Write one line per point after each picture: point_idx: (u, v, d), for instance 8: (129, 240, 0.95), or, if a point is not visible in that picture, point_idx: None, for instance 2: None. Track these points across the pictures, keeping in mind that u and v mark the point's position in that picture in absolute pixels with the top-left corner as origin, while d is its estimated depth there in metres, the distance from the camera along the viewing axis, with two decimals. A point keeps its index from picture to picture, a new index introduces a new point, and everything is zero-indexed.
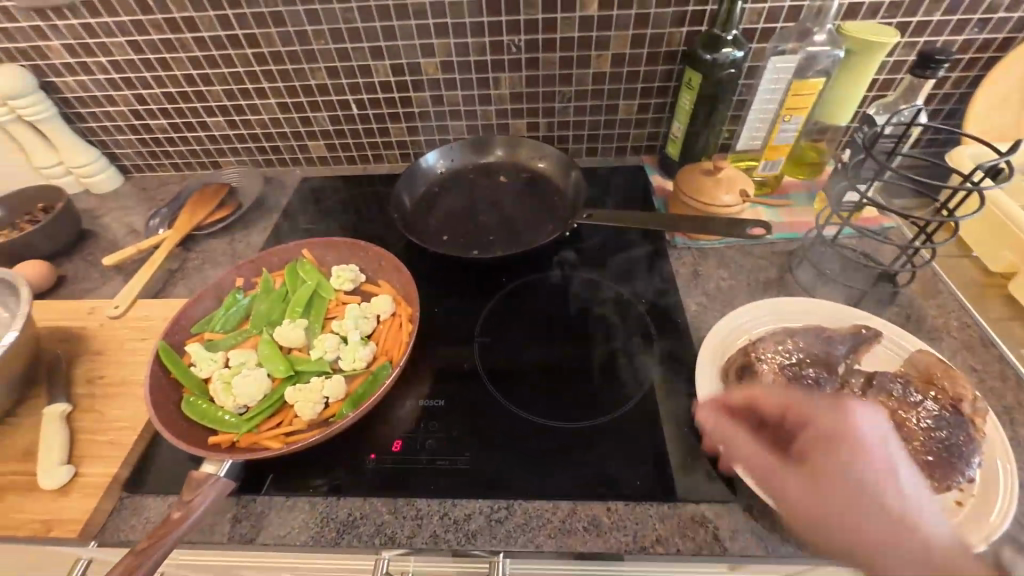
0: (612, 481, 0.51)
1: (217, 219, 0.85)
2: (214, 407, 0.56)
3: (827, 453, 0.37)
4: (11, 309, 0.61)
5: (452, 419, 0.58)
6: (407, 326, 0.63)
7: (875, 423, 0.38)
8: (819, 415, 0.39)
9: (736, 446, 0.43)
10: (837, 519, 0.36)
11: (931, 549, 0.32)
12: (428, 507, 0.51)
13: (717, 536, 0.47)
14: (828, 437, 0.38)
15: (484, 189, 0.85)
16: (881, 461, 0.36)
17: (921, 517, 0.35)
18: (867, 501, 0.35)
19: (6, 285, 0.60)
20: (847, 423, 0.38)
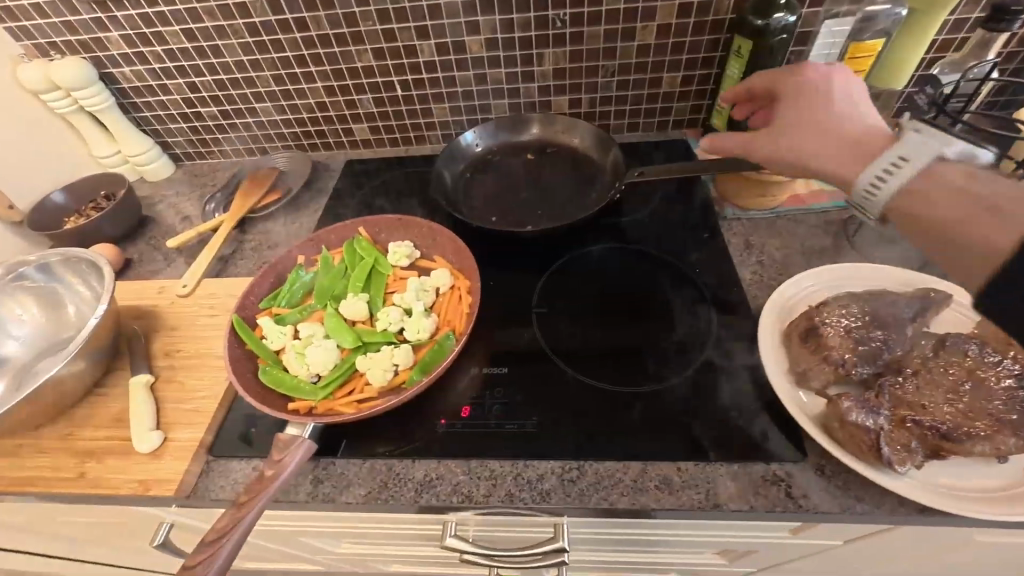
0: (681, 443, 0.52)
1: (267, 202, 0.88)
2: (289, 375, 0.59)
3: (778, 110, 0.50)
4: (92, 288, 0.64)
5: (515, 386, 0.59)
6: (467, 297, 0.64)
7: (824, 70, 0.49)
8: (791, 80, 0.49)
9: (725, 144, 0.54)
10: (800, 126, 0.46)
11: (861, 133, 0.44)
12: (501, 468, 0.52)
13: (790, 493, 0.48)
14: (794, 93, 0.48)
15: (525, 168, 0.86)
16: (835, 91, 0.47)
17: (863, 121, 0.45)
18: (807, 111, 0.47)
19: (87, 264, 0.63)
20: (800, 76, 0.49)
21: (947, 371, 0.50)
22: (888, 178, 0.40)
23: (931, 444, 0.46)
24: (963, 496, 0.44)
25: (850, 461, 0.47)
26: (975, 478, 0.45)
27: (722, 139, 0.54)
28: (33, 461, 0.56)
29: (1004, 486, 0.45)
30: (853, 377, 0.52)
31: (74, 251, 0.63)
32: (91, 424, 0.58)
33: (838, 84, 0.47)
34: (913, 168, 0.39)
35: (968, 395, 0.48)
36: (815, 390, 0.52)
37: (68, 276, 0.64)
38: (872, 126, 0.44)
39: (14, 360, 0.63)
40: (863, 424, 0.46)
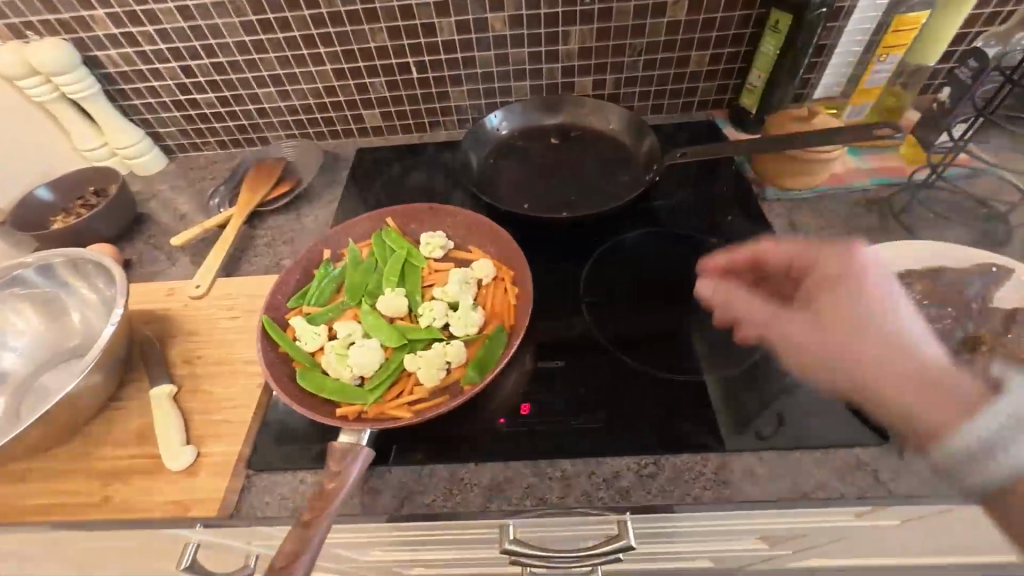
0: (758, 432, 0.50)
1: (279, 194, 0.81)
2: (331, 379, 0.54)
3: (824, 291, 0.47)
4: (97, 294, 0.58)
5: (575, 380, 0.56)
6: (514, 289, 0.60)
7: (873, 265, 0.48)
8: (831, 262, 0.48)
9: (737, 302, 0.54)
10: (858, 334, 0.43)
11: (934, 372, 0.40)
12: (574, 467, 0.49)
13: (879, 478, 0.46)
14: (833, 273, 0.47)
15: (553, 153, 0.82)
16: (882, 288, 0.46)
17: (925, 351, 0.42)
18: (846, 307, 0.45)
19: (91, 267, 0.57)
20: (851, 262, 0.47)
21: None
22: (972, 456, 0.38)
23: None
24: None
25: None
26: None
27: (744, 311, 0.52)
28: (49, 486, 0.50)
29: None
30: None
31: (74, 253, 0.56)
32: (112, 442, 0.53)
33: (872, 276, 0.46)
34: (1013, 458, 0.37)
35: None
36: None
37: (69, 282, 0.58)
38: (943, 366, 0.41)
39: (13, 374, 0.56)
40: None
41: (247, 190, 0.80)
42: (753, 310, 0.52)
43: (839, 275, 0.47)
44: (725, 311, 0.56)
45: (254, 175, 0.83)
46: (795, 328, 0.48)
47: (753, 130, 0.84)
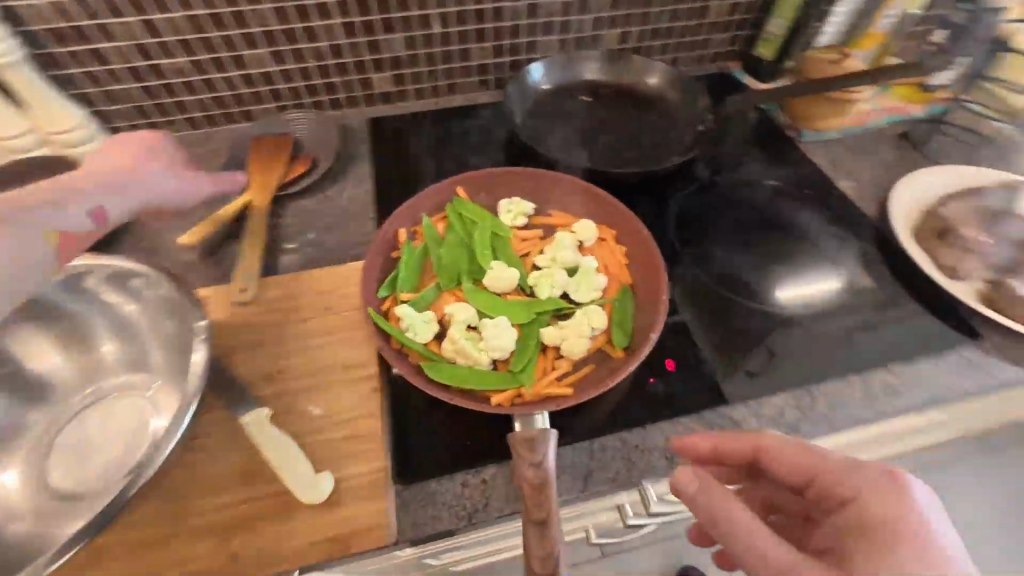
0: (882, 351, 0.55)
1: (297, 176, 0.69)
2: (464, 367, 0.48)
3: (858, 537, 0.34)
4: (144, 309, 0.48)
5: (706, 330, 0.55)
6: (621, 248, 0.58)
7: (928, 506, 0.35)
8: (871, 498, 0.35)
9: (750, 527, 0.33)
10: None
11: None
12: (739, 413, 0.50)
13: (987, 370, 0.54)
14: (892, 510, 0.34)
15: (597, 110, 0.78)
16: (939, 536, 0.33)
17: None
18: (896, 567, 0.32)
19: (134, 278, 0.47)
20: (897, 503, 0.35)
21: None
22: None
23: None
24: None
25: None
26: None
27: (743, 524, 0.34)
28: (152, 558, 0.40)
29: None
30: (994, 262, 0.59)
31: (105, 265, 0.46)
32: (215, 490, 0.43)
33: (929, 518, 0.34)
34: None
35: None
36: (968, 278, 0.58)
37: (106, 299, 0.48)
38: None
39: (87, 430, 0.46)
40: None
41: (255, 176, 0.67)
42: (740, 515, 0.34)
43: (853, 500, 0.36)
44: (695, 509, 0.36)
45: (258, 158, 0.69)
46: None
47: (768, 78, 0.87)
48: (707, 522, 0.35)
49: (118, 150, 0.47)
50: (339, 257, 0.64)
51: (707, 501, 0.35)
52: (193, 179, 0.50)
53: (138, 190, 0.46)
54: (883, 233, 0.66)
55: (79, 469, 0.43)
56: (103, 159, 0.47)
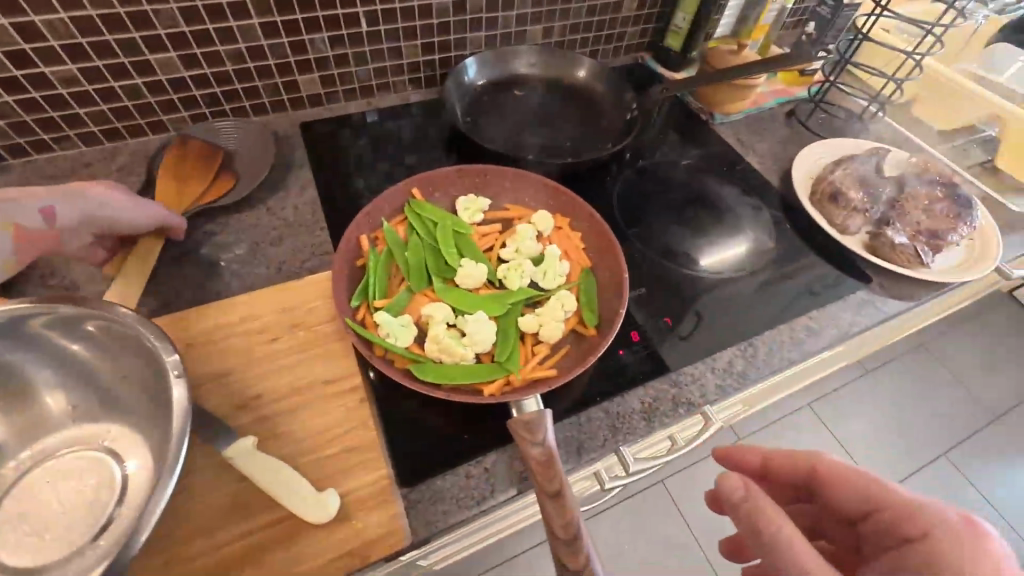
0: (802, 301, 0.64)
1: (215, 196, 0.63)
2: (451, 364, 0.49)
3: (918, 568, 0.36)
4: (96, 345, 0.43)
5: (661, 301, 0.62)
6: (577, 234, 0.61)
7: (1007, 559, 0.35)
8: (946, 541, 0.37)
9: (791, 541, 0.36)
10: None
11: None
12: (697, 369, 0.57)
13: (879, 306, 0.65)
14: (965, 552, 0.36)
15: (532, 103, 0.82)
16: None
17: None
18: None
19: (87, 322, 0.41)
20: (973, 549, 0.36)
21: (918, 197, 0.71)
22: None
23: (933, 242, 0.67)
24: (958, 268, 0.67)
25: (904, 271, 0.66)
26: (953, 255, 0.69)
27: (788, 544, 0.36)
28: None
29: (966, 258, 0.69)
30: (873, 217, 0.70)
31: (50, 312, 0.40)
32: (210, 529, 0.41)
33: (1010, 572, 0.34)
34: None
35: (936, 207, 0.70)
36: (854, 233, 0.70)
37: (45, 338, 0.42)
38: None
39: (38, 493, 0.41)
40: (904, 243, 0.66)
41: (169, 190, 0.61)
42: (784, 531, 0.36)
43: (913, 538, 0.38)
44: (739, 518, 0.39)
45: (176, 163, 0.63)
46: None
47: (678, 68, 0.95)
48: (750, 532, 0.38)
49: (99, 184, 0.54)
50: (293, 271, 0.61)
51: (751, 508, 0.38)
52: (150, 208, 0.55)
53: (90, 200, 0.52)
54: (788, 200, 0.76)
55: (55, 539, 0.38)
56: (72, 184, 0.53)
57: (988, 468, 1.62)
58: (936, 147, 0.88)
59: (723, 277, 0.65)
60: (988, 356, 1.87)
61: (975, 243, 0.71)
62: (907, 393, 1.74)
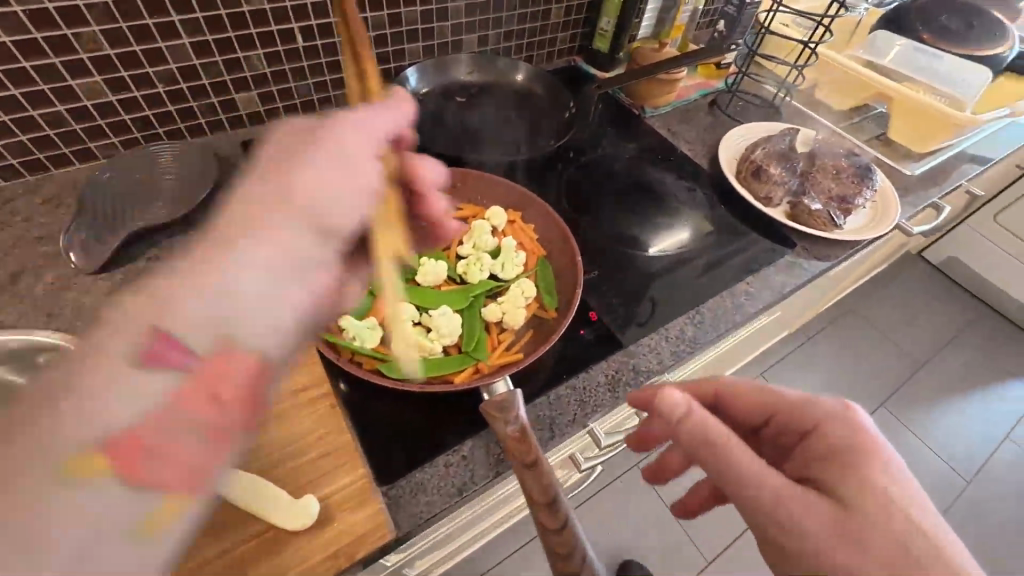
0: (740, 268, 0.70)
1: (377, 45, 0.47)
2: (422, 359, 0.51)
3: (822, 457, 0.38)
4: None
5: (615, 282, 0.65)
6: (531, 227, 0.64)
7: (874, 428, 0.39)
8: (836, 423, 0.39)
9: (730, 445, 0.36)
10: (867, 510, 0.34)
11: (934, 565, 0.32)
12: (652, 340, 0.61)
13: (805, 267, 0.72)
14: (853, 427, 0.39)
15: (475, 108, 0.84)
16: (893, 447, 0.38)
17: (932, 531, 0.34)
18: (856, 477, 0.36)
19: None
20: (856, 424, 0.39)
21: (826, 167, 0.80)
22: None
23: (843, 207, 0.76)
24: (866, 228, 0.76)
25: (822, 234, 0.74)
26: (861, 217, 0.78)
27: (734, 450, 0.35)
28: None
29: (871, 219, 0.77)
30: (792, 189, 0.78)
31: None
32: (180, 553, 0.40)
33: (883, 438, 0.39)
34: None
35: (843, 175, 0.78)
36: (777, 205, 0.77)
37: None
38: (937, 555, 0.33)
39: None
40: (818, 210, 0.74)
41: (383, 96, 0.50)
42: (719, 433, 0.36)
43: (812, 430, 0.40)
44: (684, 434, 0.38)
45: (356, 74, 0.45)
46: (811, 515, 0.34)
47: (608, 67, 1.02)
48: (691, 444, 0.37)
49: (284, 141, 0.34)
50: None
51: (693, 426, 0.37)
52: (354, 137, 0.35)
53: (297, 192, 0.32)
54: (719, 181, 0.83)
55: None
56: (257, 171, 0.32)
57: (919, 411, 1.80)
58: (837, 126, 0.99)
59: (670, 256, 0.70)
60: (909, 312, 2.07)
61: (878, 204, 0.80)
62: (845, 352, 1.91)
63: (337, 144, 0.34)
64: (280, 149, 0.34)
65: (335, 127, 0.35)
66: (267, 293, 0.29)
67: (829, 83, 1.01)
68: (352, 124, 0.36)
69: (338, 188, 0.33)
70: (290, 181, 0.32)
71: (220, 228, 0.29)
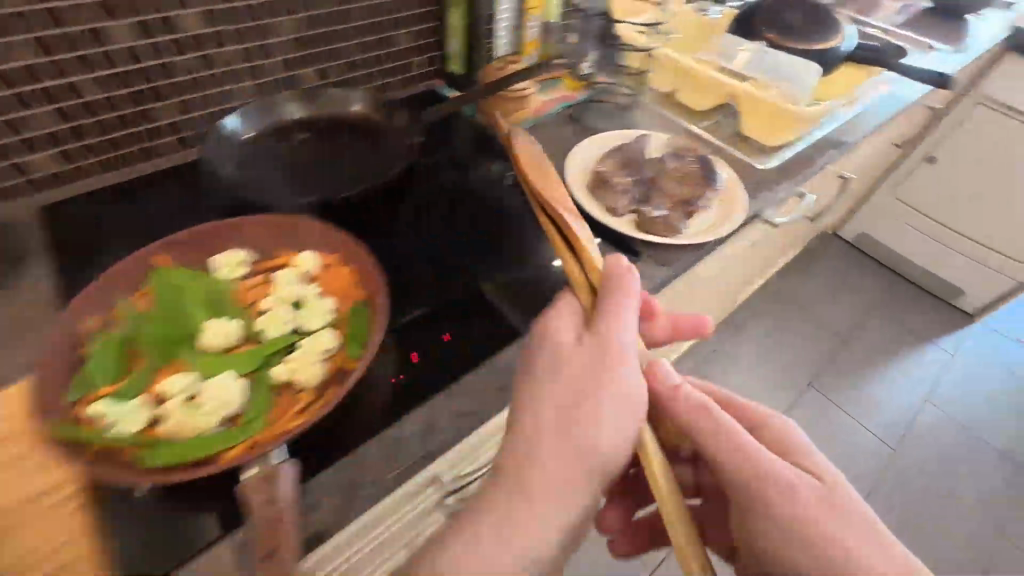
0: (585, 283, 0.67)
1: (562, 239, 0.55)
2: (188, 439, 0.45)
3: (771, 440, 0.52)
4: None
5: (441, 318, 0.62)
6: (347, 268, 0.60)
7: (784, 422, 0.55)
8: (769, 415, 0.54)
9: (725, 421, 0.48)
10: (821, 477, 0.48)
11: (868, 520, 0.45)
12: (475, 377, 0.57)
13: (649, 276, 0.70)
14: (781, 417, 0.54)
15: (311, 144, 0.80)
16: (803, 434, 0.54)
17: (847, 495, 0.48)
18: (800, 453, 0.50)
19: None
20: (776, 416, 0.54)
21: (670, 172, 0.79)
22: None
23: (685, 211, 0.75)
24: (712, 229, 0.75)
25: (667, 241, 0.72)
26: (710, 218, 0.77)
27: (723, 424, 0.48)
28: None
29: (719, 218, 0.77)
30: (638, 197, 0.76)
31: None
32: None
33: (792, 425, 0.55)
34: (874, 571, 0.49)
35: (686, 179, 0.78)
36: (624, 215, 0.75)
37: None
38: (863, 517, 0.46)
39: None
40: (658, 218, 0.73)
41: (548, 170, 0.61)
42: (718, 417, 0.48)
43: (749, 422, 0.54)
44: (677, 413, 0.49)
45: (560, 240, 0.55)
46: (791, 483, 0.46)
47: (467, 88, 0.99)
48: (681, 416, 0.49)
49: (570, 357, 0.46)
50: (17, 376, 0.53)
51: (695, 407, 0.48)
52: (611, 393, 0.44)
53: (594, 423, 0.42)
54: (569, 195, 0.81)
55: None
56: (557, 390, 0.44)
57: (845, 386, 1.86)
58: (695, 127, 1.00)
59: (510, 280, 0.67)
60: (829, 291, 2.15)
61: (728, 201, 0.79)
62: (772, 339, 1.95)
63: (609, 410, 0.43)
64: (570, 369, 0.45)
65: (623, 366, 0.45)
66: (549, 528, 0.41)
67: (690, 85, 1.01)
68: (627, 377, 0.45)
69: (604, 444, 0.42)
70: (550, 451, 0.42)
71: (511, 491, 0.40)
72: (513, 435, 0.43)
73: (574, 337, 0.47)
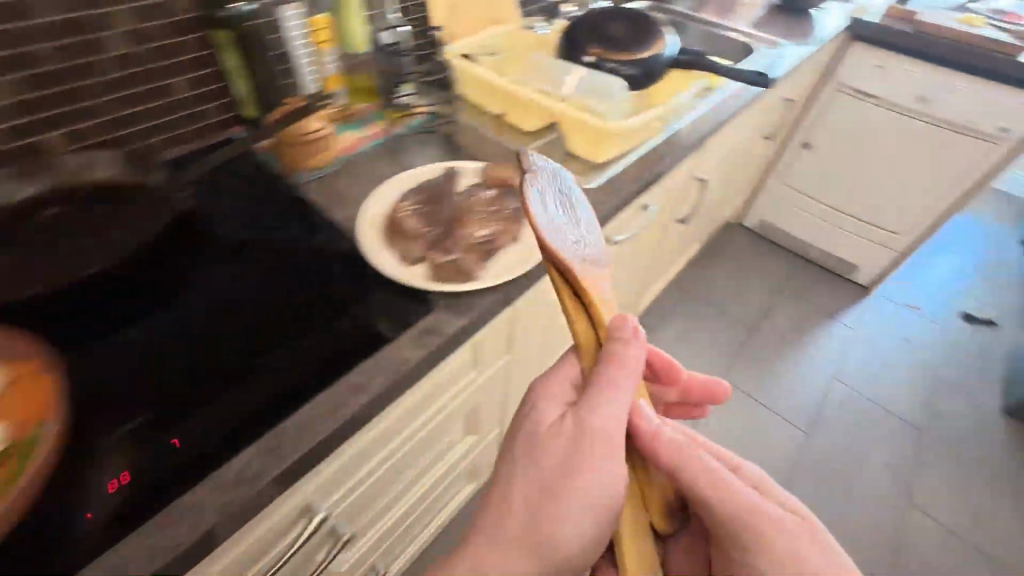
0: (361, 351, 0.58)
1: (578, 300, 0.53)
2: None
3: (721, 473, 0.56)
4: None
5: (178, 421, 0.52)
6: (34, 381, 0.51)
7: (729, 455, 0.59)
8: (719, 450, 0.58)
9: (700, 459, 0.53)
10: (765, 506, 0.52)
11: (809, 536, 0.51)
12: (191, 496, 0.47)
13: (438, 331, 0.62)
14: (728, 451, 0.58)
15: (43, 219, 0.67)
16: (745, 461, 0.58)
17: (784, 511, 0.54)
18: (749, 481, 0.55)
19: None
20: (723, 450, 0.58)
21: (471, 209, 0.73)
22: None
23: (484, 251, 0.69)
24: (516, 268, 0.69)
25: (459, 287, 0.64)
26: (514, 254, 0.71)
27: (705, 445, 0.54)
28: None
29: (525, 252, 0.71)
30: (433, 240, 0.69)
31: None
32: None
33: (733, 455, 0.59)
34: None
35: (487, 216, 0.73)
36: (416, 262, 0.67)
37: None
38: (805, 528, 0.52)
39: None
40: (449, 262, 0.66)
41: (574, 208, 0.56)
42: (692, 460, 0.52)
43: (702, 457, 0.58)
44: (661, 455, 0.53)
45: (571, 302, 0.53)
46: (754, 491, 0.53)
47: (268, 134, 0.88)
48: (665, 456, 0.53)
49: (545, 451, 0.51)
50: None
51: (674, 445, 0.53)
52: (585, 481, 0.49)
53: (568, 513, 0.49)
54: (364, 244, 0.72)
55: None
56: (535, 477, 0.51)
57: (758, 375, 1.88)
58: (526, 149, 0.94)
59: (281, 358, 0.57)
60: (736, 282, 2.19)
61: (536, 233, 0.74)
62: (683, 338, 1.96)
63: (586, 488, 0.49)
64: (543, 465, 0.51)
65: (592, 465, 0.50)
66: (579, 539, 0.49)
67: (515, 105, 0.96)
68: (604, 460, 0.50)
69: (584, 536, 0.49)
70: (550, 506, 0.49)
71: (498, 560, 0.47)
72: (494, 485, 0.53)
73: (557, 415, 0.54)
